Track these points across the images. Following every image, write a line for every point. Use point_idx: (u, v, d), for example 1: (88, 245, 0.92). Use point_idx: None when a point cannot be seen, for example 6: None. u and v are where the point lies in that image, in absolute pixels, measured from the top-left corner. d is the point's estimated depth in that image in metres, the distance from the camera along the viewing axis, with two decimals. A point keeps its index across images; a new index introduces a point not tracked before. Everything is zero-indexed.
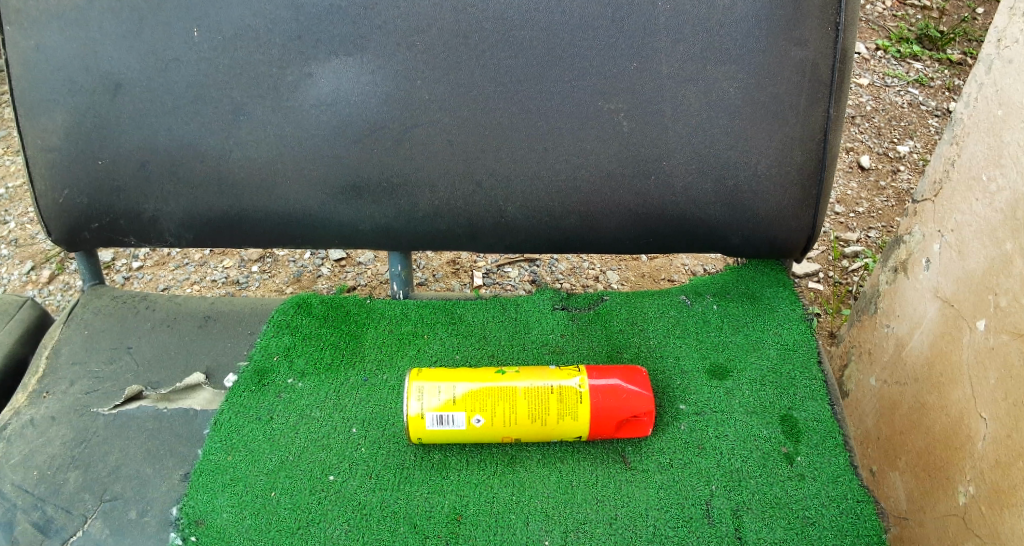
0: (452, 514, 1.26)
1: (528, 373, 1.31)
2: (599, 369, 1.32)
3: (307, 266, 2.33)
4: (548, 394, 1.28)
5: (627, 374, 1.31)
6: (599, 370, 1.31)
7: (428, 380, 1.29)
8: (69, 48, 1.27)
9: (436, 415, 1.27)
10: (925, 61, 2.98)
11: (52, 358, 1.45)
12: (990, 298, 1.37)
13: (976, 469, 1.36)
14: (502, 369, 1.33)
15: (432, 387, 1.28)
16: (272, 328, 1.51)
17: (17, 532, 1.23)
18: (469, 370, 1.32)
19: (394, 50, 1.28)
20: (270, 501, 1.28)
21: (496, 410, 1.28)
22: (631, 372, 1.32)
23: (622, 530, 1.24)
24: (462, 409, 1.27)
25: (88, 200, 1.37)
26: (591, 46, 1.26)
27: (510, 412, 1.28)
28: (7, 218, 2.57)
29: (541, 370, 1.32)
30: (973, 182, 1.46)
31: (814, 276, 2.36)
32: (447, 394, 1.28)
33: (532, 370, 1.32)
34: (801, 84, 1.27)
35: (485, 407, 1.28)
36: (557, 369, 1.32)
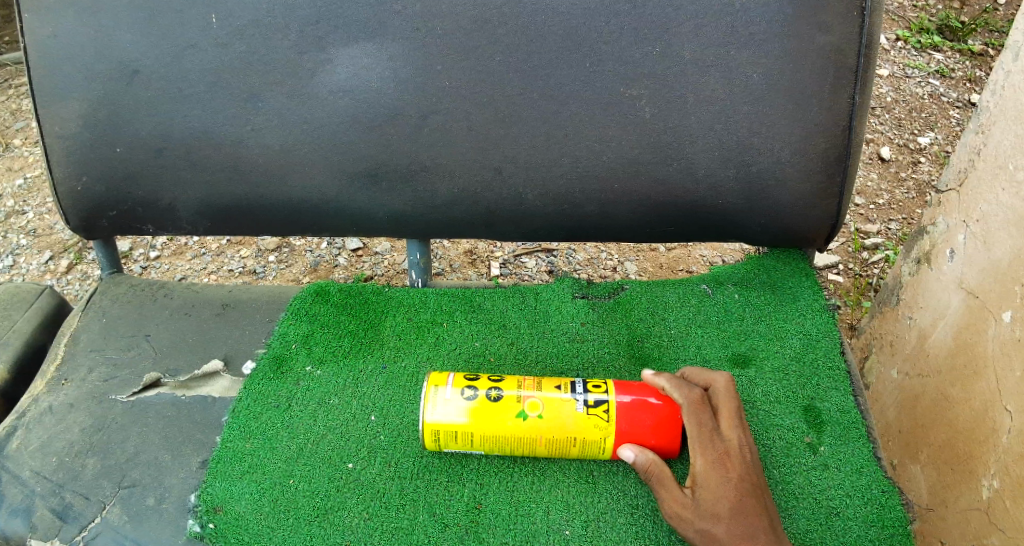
0: (472, 502, 1.25)
1: (553, 412, 1.23)
2: (631, 415, 1.23)
3: (323, 255, 2.32)
4: (569, 442, 1.24)
5: (662, 423, 1.23)
6: (629, 419, 1.23)
7: (444, 423, 1.23)
8: (86, 35, 1.27)
9: (451, 446, 1.26)
10: (946, 52, 2.94)
11: (70, 345, 1.45)
12: (1016, 289, 1.34)
13: (1000, 463, 1.34)
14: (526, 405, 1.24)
15: (447, 426, 1.23)
16: (290, 316, 1.50)
17: (36, 518, 1.24)
18: (491, 406, 1.23)
19: (413, 35, 1.26)
20: (290, 488, 1.28)
21: (515, 444, 1.25)
22: (667, 421, 1.23)
23: (643, 520, 1.23)
24: (479, 444, 1.25)
25: (105, 187, 1.37)
26: (612, 32, 1.25)
27: (528, 446, 1.25)
28: (26, 208, 2.58)
29: (568, 414, 1.23)
30: (1000, 171, 1.43)
31: (834, 268, 2.33)
32: (463, 433, 1.24)
33: (557, 413, 1.24)
34: (826, 70, 1.24)
35: (503, 443, 1.25)
36: (584, 415, 1.23)
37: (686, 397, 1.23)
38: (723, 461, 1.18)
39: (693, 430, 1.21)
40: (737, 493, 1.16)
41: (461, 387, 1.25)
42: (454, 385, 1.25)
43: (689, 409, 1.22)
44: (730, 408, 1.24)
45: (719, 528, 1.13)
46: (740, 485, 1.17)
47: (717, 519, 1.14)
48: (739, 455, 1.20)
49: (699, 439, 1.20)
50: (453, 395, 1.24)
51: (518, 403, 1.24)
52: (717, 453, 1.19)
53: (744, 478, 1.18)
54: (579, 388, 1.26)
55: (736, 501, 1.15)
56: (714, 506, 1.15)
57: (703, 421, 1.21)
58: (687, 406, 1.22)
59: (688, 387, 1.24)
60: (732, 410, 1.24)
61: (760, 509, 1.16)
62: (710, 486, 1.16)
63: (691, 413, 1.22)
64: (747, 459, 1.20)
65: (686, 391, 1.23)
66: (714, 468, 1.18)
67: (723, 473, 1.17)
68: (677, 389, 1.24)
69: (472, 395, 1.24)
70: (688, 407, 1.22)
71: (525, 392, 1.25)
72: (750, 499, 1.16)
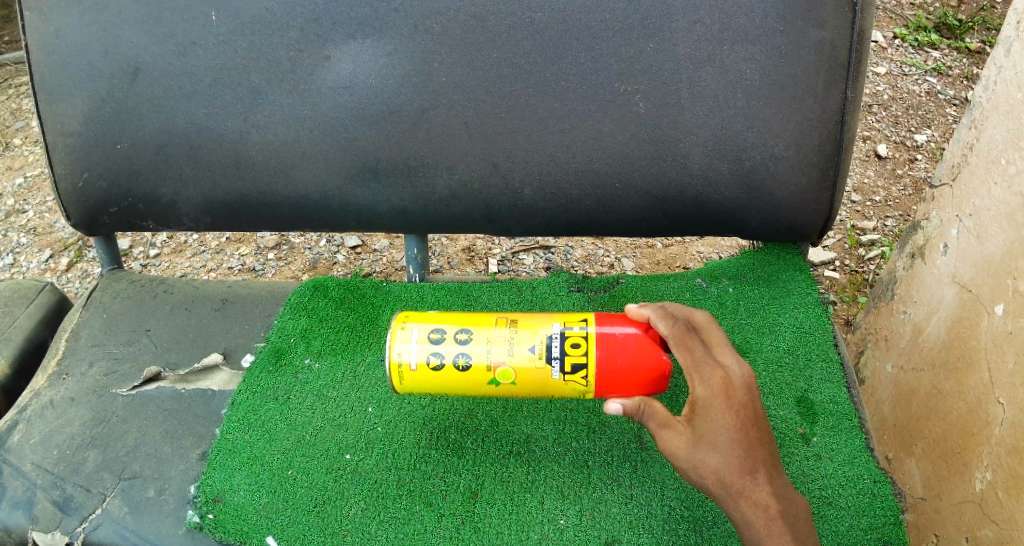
0: (468, 492, 1.27)
1: (527, 378, 1.19)
2: (615, 375, 1.16)
3: (322, 253, 2.33)
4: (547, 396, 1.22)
5: (648, 382, 1.16)
6: (610, 386, 1.17)
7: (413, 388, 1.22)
8: (89, 33, 1.28)
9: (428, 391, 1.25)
10: (943, 50, 2.96)
11: (71, 340, 1.47)
12: (1009, 282, 1.36)
13: (993, 455, 1.35)
14: (498, 372, 1.19)
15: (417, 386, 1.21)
16: (289, 311, 1.51)
17: (38, 510, 1.25)
18: (460, 375, 1.19)
19: (411, 32, 1.28)
20: (288, 479, 1.29)
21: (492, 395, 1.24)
22: (653, 380, 1.16)
23: (637, 509, 1.24)
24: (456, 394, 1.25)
25: (107, 183, 1.39)
26: (609, 28, 1.26)
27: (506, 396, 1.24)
28: (26, 206, 2.60)
29: (542, 379, 1.18)
30: (992, 166, 1.45)
31: (831, 264, 2.34)
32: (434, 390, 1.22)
33: (530, 379, 1.19)
34: (819, 65, 1.26)
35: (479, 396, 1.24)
36: (560, 379, 1.18)
37: (672, 329, 1.15)
38: (723, 390, 1.11)
39: (687, 360, 1.13)
40: (736, 423, 1.10)
41: (429, 356, 1.19)
42: (420, 353, 1.19)
43: (676, 340, 1.14)
44: (718, 333, 1.18)
45: (715, 459, 1.10)
46: (741, 417, 1.11)
47: (713, 449, 1.10)
48: (738, 383, 1.12)
49: (695, 368, 1.13)
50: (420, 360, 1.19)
51: (490, 371, 1.19)
52: (715, 381, 1.12)
53: (743, 407, 1.12)
54: (557, 349, 1.18)
55: (737, 434, 1.10)
56: (711, 437, 1.10)
57: (693, 348, 1.14)
58: (674, 338, 1.15)
59: (672, 317, 1.17)
60: (723, 337, 1.17)
61: (758, 439, 1.13)
62: (707, 414, 1.11)
63: (682, 343, 1.14)
64: (748, 385, 1.13)
65: (671, 323, 1.16)
66: (714, 398, 1.11)
67: (724, 403, 1.11)
68: (662, 320, 1.16)
69: (439, 366, 1.19)
70: (675, 339, 1.15)
71: (497, 357, 1.19)
72: (749, 431, 1.11)
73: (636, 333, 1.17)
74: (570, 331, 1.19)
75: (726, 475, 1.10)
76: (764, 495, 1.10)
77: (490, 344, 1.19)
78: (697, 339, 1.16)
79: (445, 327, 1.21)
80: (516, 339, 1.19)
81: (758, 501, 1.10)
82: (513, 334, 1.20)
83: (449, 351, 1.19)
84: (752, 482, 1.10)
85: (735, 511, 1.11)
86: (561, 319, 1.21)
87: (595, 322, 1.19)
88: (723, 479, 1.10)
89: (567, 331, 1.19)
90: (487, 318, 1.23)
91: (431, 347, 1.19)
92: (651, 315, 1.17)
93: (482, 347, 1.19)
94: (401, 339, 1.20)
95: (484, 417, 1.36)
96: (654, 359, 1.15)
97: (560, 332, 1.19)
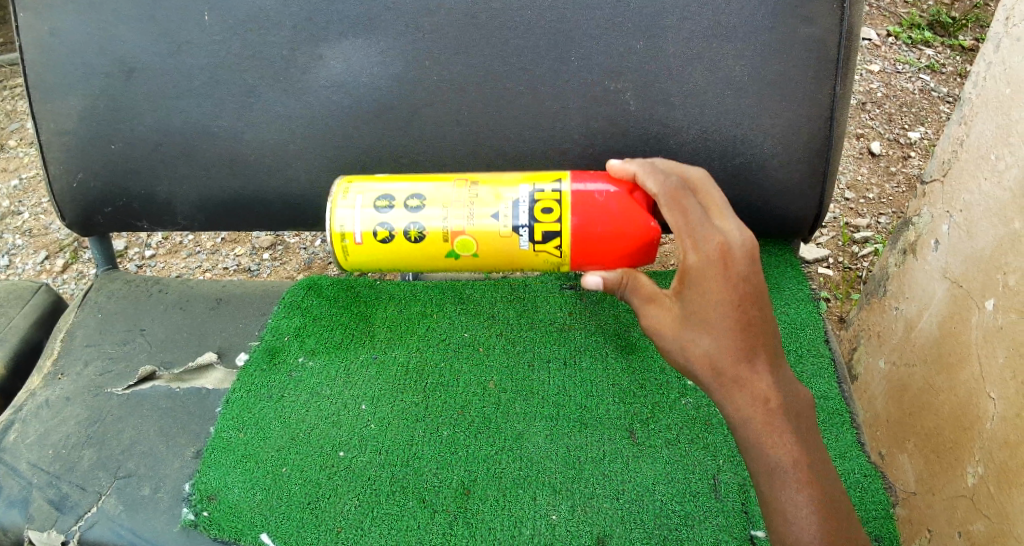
0: (461, 488, 1.27)
1: (493, 247, 1.24)
2: (592, 243, 1.21)
3: (318, 253, 2.34)
4: (516, 268, 1.27)
5: (629, 249, 1.21)
6: (584, 254, 1.22)
7: (359, 262, 1.28)
8: (84, 33, 1.29)
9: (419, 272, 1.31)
10: (936, 47, 2.97)
11: (67, 340, 1.48)
12: (999, 277, 1.37)
13: (985, 449, 1.35)
14: (458, 244, 1.24)
15: (397, 258, 1.27)
16: (282, 309, 1.52)
17: (33, 509, 1.26)
18: (415, 245, 1.25)
19: (403, 30, 1.29)
20: (282, 476, 1.29)
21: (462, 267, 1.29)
22: (636, 247, 1.20)
23: (628, 504, 1.25)
24: (427, 267, 1.30)
25: (102, 183, 1.40)
26: (599, 25, 1.27)
27: (474, 267, 1.29)
28: (21, 208, 2.60)
29: (509, 248, 1.23)
30: (982, 161, 1.46)
31: (824, 262, 2.34)
32: (415, 264, 1.29)
33: (494, 248, 1.24)
34: (808, 62, 1.27)
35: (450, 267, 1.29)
36: (528, 249, 1.23)
37: (660, 185, 1.15)
38: (716, 256, 1.09)
39: (679, 223, 1.12)
40: (729, 294, 1.09)
41: (404, 228, 1.24)
42: (365, 223, 1.25)
43: (667, 200, 1.14)
44: (718, 198, 1.15)
45: (704, 337, 1.10)
46: (739, 292, 1.09)
47: (703, 325, 1.10)
48: (736, 250, 1.09)
49: (689, 236, 1.11)
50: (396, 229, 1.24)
51: (448, 243, 1.24)
52: (708, 246, 1.10)
53: (740, 277, 1.09)
54: (526, 217, 1.22)
55: (733, 313, 1.09)
56: (700, 308, 1.10)
57: (684, 207, 1.13)
58: (664, 196, 1.15)
59: (662, 175, 1.17)
60: (723, 202, 1.15)
61: (759, 319, 1.11)
62: (699, 283, 1.10)
63: (672, 204, 1.14)
64: (748, 255, 1.10)
65: (659, 179, 1.16)
66: (708, 269, 1.09)
67: (717, 271, 1.09)
68: (651, 177, 1.17)
69: (390, 236, 1.25)
70: (665, 198, 1.14)
71: (455, 226, 1.23)
72: (749, 310, 1.09)
73: (617, 196, 1.20)
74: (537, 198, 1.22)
75: (719, 358, 1.10)
76: (763, 386, 1.10)
77: (446, 211, 1.24)
78: (693, 200, 1.14)
79: (395, 194, 1.25)
80: (474, 206, 1.23)
81: (756, 391, 1.10)
82: (472, 200, 1.23)
83: (399, 220, 1.24)
84: (750, 369, 1.10)
85: (729, 397, 1.11)
86: (527, 184, 1.24)
87: (567, 188, 1.22)
88: (716, 360, 1.10)
89: (534, 198, 1.22)
90: (449, 182, 1.26)
91: (377, 215, 1.25)
92: (637, 171, 1.19)
93: (436, 214, 1.24)
94: (344, 207, 1.25)
95: (476, 413, 1.37)
96: (637, 227, 1.19)
97: (525, 198, 1.22)
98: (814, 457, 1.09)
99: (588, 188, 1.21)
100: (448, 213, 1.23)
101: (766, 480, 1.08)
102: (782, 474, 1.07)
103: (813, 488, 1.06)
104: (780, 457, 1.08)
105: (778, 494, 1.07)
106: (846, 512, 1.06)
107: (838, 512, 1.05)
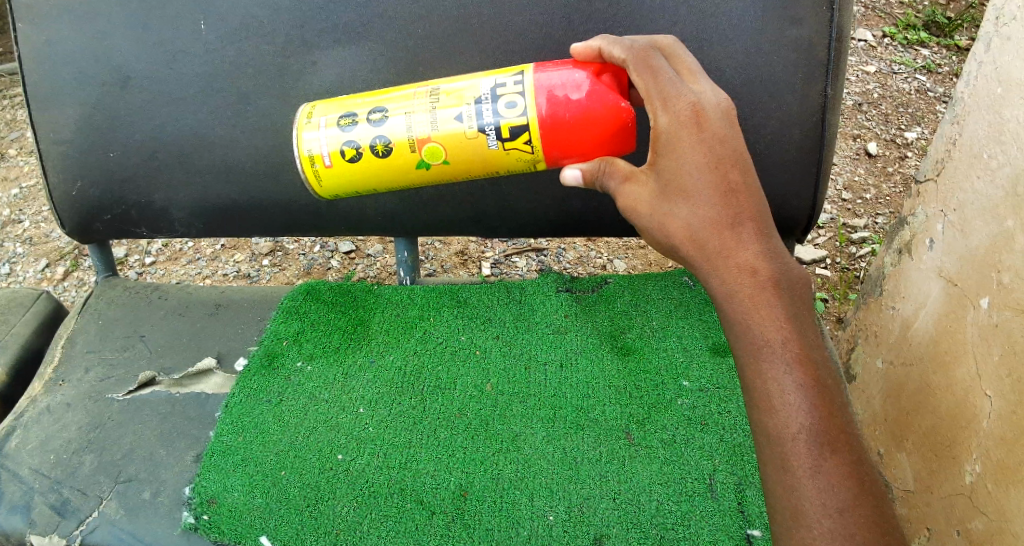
0: (458, 490, 1.28)
1: (462, 153, 1.16)
2: (564, 134, 1.11)
3: (317, 258, 2.35)
4: (492, 172, 1.19)
5: (604, 137, 1.11)
6: (560, 149, 1.13)
7: (333, 187, 1.21)
8: (81, 43, 1.31)
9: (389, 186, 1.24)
10: (932, 47, 2.98)
11: (67, 347, 1.49)
12: (993, 275, 1.37)
13: (982, 447, 1.35)
14: (426, 153, 1.17)
15: (364, 170, 1.19)
16: (281, 315, 1.53)
17: (35, 514, 1.27)
18: (384, 160, 1.18)
19: (396, 37, 1.30)
20: (281, 480, 1.30)
21: (434, 178, 1.21)
22: (610, 134, 1.11)
23: (625, 504, 1.26)
24: (398, 184, 1.22)
25: (100, 191, 1.41)
26: (590, 29, 1.28)
27: (447, 176, 1.21)
28: (22, 216, 2.62)
29: (478, 151, 1.15)
30: (975, 160, 1.46)
31: (822, 262, 2.35)
32: (384, 179, 1.21)
33: (463, 152, 1.15)
34: (798, 63, 1.28)
35: (422, 180, 1.21)
36: (499, 149, 1.14)
37: (628, 50, 1.09)
38: (691, 118, 1.06)
39: (649, 85, 1.07)
40: (705, 154, 1.05)
41: (372, 139, 1.17)
42: (330, 143, 1.18)
43: (636, 62, 1.08)
44: (690, 62, 1.11)
45: (684, 209, 1.07)
46: (714, 151, 1.06)
47: (684, 196, 1.07)
48: (710, 110, 1.06)
49: (661, 97, 1.07)
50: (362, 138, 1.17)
51: (416, 152, 1.17)
52: (682, 107, 1.06)
53: (716, 136, 1.06)
54: (491, 115, 1.12)
55: (710, 176, 1.05)
56: (678, 175, 1.07)
57: (655, 67, 1.08)
58: (633, 61, 1.08)
59: (629, 41, 1.10)
60: (695, 65, 1.11)
61: (740, 183, 1.07)
62: (674, 147, 1.06)
63: (641, 65, 1.08)
64: (723, 114, 1.07)
65: (627, 46, 1.09)
66: (681, 130, 1.06)
67: (692, 131, 1.05)
68: (616, 45, 1.10)
69: (357, 153, 1.18)
70: (634, 63, 1.08)
71: (420, 134, 1.15)
72: (727, 174, 1.06)
73: (584, 80, 1.10)
74: (500, 92, 1.13)
75: (700, 228, 1.06)
76: (747, 255, 1.05)
77: (409, 117, 1.16)
78: (664, 61, 1.09)
79: (357, 110, 1.18)
80: (437, 109, 1.14)
81: (740, 262, 1.04)
82: (434, 102, 1.15)
83: (363, 134, 1.17)
84: (732, 238, 1.05)
85: (713, 270, 1.06)
86: (487, 79, 1.15)
87: (529, 78, 1.12)
88: (696, 232, 1.06)
89: (495, 93, 1.13)
90: (410, 90, 1.19)
91: (342, 134, 1.18)
92: (600, 46, 1.11)
93: (401, 123, 1.16)
94: (309, 129, 1.18)
95: (473, 415, 1.38)
96: (607, 108, 1.10)
97: (488, 94, 1.13)
98: (805, 335, 1.02)
99: (552, 75, 1.11)
100: (410, 123, 1.16)
101: (752, 362, 1.02)
102: (769, 353, 1.01)
103: (804, 371, 1.00)
104: (768, 336, 1.02)
105: (767, 377, 1.00)
106: (839, 393, 1.00)
107: (830, 394, 0.99)
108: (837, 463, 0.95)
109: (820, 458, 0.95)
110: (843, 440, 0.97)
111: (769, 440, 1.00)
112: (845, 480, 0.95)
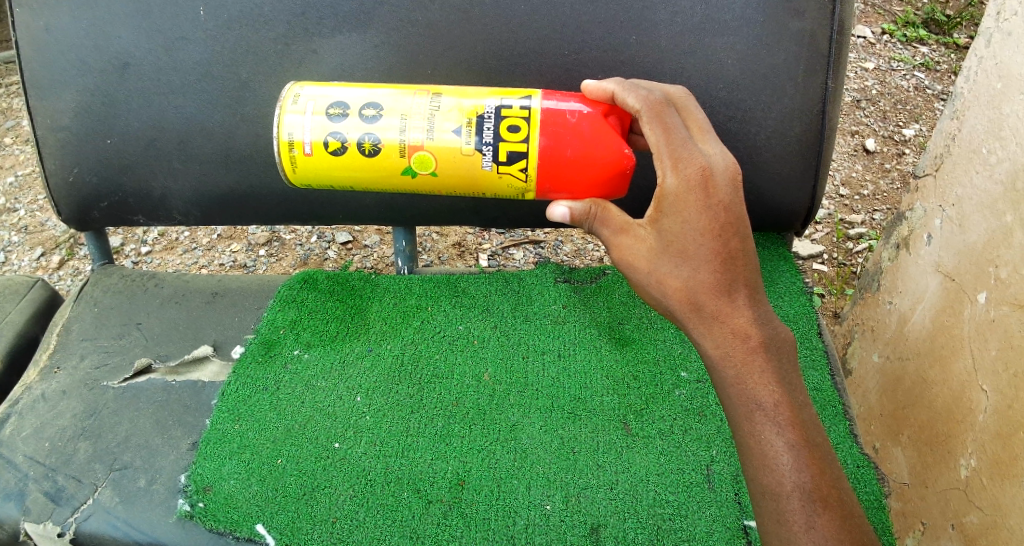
0: (456, 479, 1.28)
1: (454, 167, 1.15)
2: (562, 166, 1.13)
3: (314, 249, 2.34)
4: (479, 192, 1.19)
5: (601, 178, 1.13)
6: (552, 182, 1.14)
7: (307, 175, 1.18)
8: (80, 29, 1.30)
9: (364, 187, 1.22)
10: (931, 45, 2.99)
11: (62, 335, 1.48)
12: (991, 270, 1.37)
13: (977, 441, 1.35)
14: (416, 161, 1.16)
15: (344, 169, 1.17)
16: (277, 303, 1.52)
17: (30, 501, 1.26)
18: (369, 159, 1.16)
19: (397, 25, 1.29)
20: (277, 467, 1.30)
21: (417, 188, 1.20)
22: (608, 177, 1.13)
23: (623, 495, 1.26)
24: (370, 184, 1.21)
25: (97, 178, 1.40)
26: (591, 21, 1.27)
27: (431, 189, 1.20)
28: (17, 205, 2.60)
29: (471, 169, 1.15)
30: (973, 155, 1.46)
31: (819, 258, 2.35)
32: (362, 179, 1.19)
33: (455, 167, 1.15)
34: (799, 55, 1.28)
35: (403, 188, 1.20)
36: (492, 171, 1.15)
37: (642, 100, 1.12)
38: (700, 181, 1.09)
39: (660, 142, 1.10)
40: (710, 220, 1.09)
41: (362, 135, 1.15)
42: (316, 131, 1.15)
43: (649, 115, 1.11)
44: (701, 120, 1.15)
45: (683, 271, 1.10)
46: (719, 218, 1.09)
47: (683, 257, 1.10)
48: (719, 174, 1.10)
49: (672, 157, 1.09)
50: (350, 129, 1.15)
51: (406, 158, 1.16)
52: (692, 170, 1.09)
53: (722, 203, 1.09)
54: (492, 133, 1.13)
55: (713, 242, 1.09)
56: (678, 234, 1.09)
57: (667, 123, 1.11)
58: (647, 113, 1.11)
59: (643, 90, 1.12)
60: (704, 122, 1.15)
61: (739, 249, 1.11)
62: (681, 207, 1.09)
63: (655, 119, 1.11)
64: (731, 180, 1.10)
65: (642, 95, 1.12)
66: (689, 194, 1.08)
67: (700, 195, 1.08)
68: (631, 93, 1.12)
69: (343, 147, 1.15)
70: (648, 116, 1.11)
71: (414, 140, 1.15)
72: (729, 241, 1.09)
73: (590, 117, 1.13)
74: (505, 114, 1.13)
75: (697, 291, 1.10)
76: (742, 320, 1.10)
77: (405, 122, 1.15)
78: (676, 118, 1.12)
79: (350, 103, 1.16)
80: (436, 119, 1.14)
81: (734, 328, 1.10)
82: (434, 112, 1.15)
83: (353, 129, 1.15)
84: (728, 304, 1.10)
85: (708, 334, 1.11)
86: (494, 97, 1.15)
87: (538, 104, 1.13)
88: (694, 294, 1.10)
89: (500, 114, 1.14)
90: (409, 93, 1.17)
91: (330, 124, 1.15)
92: (614, 90, 1.14)
93: (395, 125, 1.15)
94: (294, 113, 1.16)
95: (470, 404, 1.38)
96: (610, 152, 1.12)
97: (492, 113, 1.14)
98: (795, 398, 1.09)
99: (560, 107, 1.13)
100: (404, 130, 1.15)
101: (747, 423, 1.07)
102: (763, 415, 1.07)
103: (795, 432, 1.06)
104: (762, 400, 1.08)
105: (761, 437, 1.06)
106: (828, 451, 1.06)
107: (819, 452, 1.05)
108: (829, 518, 1.01)
109: (813, 513, 1.01)
110: (833, 496, 1.02)
111: (764, 496, 1.05)
112: (837, 533, 1.00)
